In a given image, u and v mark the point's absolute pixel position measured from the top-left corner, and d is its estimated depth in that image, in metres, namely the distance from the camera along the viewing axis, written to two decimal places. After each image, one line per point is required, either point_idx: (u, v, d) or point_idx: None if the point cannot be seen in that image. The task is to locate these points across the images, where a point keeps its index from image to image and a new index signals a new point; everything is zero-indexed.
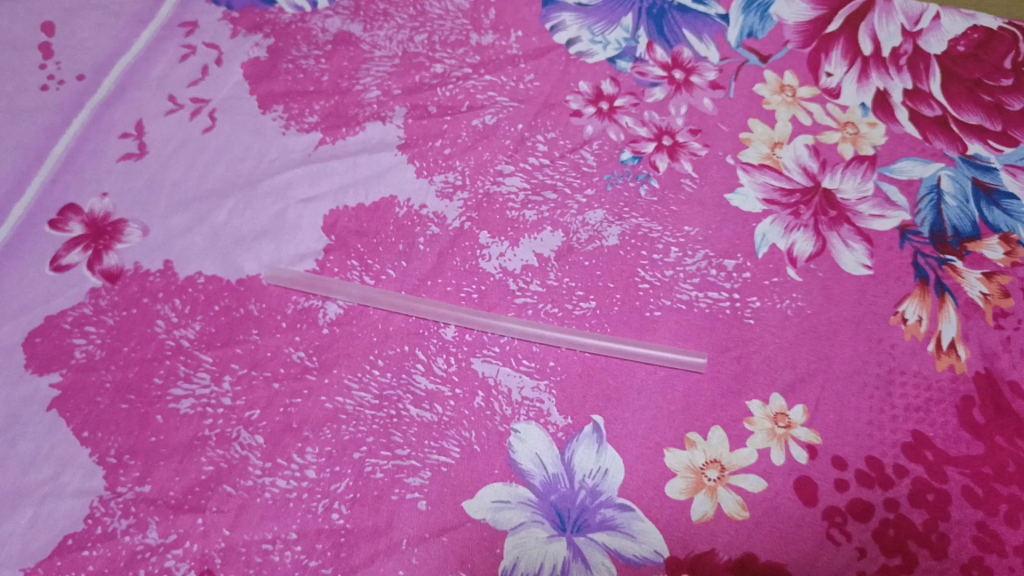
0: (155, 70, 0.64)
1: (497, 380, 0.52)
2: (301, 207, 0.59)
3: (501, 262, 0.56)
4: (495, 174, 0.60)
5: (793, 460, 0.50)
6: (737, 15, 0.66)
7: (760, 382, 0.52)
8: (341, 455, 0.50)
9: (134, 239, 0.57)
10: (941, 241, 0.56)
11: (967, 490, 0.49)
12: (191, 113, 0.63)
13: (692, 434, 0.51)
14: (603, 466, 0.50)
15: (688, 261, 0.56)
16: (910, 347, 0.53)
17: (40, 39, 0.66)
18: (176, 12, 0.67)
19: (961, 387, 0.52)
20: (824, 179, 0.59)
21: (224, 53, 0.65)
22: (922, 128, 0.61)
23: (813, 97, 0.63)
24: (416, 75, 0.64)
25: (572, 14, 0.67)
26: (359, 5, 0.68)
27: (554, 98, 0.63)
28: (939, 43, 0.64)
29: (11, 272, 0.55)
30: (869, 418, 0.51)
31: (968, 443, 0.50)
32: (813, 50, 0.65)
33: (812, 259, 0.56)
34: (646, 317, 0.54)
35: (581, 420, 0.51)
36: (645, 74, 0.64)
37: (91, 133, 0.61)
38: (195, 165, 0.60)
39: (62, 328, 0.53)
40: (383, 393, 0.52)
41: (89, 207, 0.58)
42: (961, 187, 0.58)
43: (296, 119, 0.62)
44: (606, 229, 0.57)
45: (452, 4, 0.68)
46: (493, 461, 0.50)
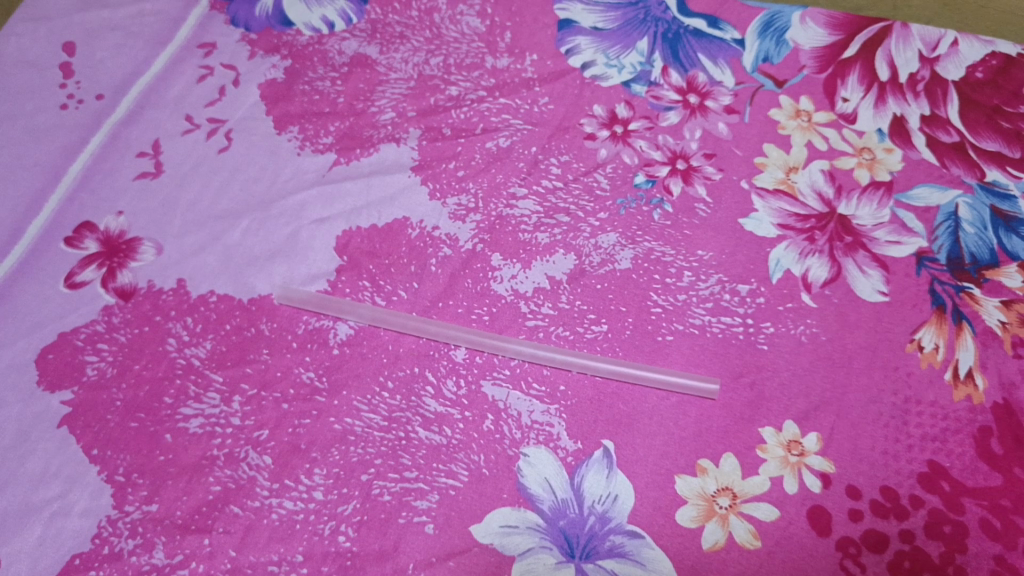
0: (173, 90, 0.65)
1: (507, 403, 0.52)
2: (314, 227, 0.59)
3: (513, 285, 0.56)
4: (508, 196, 0.60)
5: (806, 488, 0.49)
6: (753, 40, 0.66)
7: (773, 409, 0.51)
8: (349, 477, 0.49)
9: (148, 257, 0.57)
10: (958, 268, 0.56)
11: (985, 523, 0.48)
12: (208, 133, 0.63)
13: (703, 461, 0.50)
14: (613, 492, 0.49)
15: (701, 285, 0.55)
16: (926, 375, 0.52)
17: (61, 58, 0.67)
18: (194, 35, 0.68)
19: (978, 417, 0.51)
20: (840, 204, 0.59)
21: (241, 74, 0.66)
22: (939, 154, 0.61)
23: (829, 122, 0.62)
24: (431, 97, 0.65)
25: (586, 39, 0.67)
26: (376, 27, 0.68)
27: (567, 121, 0.63)
28: (957, 70, 0.64)
29: (26, 291, 0.56)
30: (884, 447, 0.50)
31: (985, 474, 0.49)
32: (829, 75, 0.65)
33: (827, 285, 0.55)
34: (657, 342, 0.54)
35: (591, 445, 0.50)
36: (659, 98, 0.64)
37: (108, 152, 0.62)
38: (210, 185, 0.61)
39: (74, 345, 0.54)
40: (392, 415, 0.51)
41: (104, 225, 0.59)
42: (979, 214, 0.58)
43: (311, 140, 0.63)
44: (618, 252, 0.57)
45: (468, 27, 0.68)
46: (502, 485, 0.49)
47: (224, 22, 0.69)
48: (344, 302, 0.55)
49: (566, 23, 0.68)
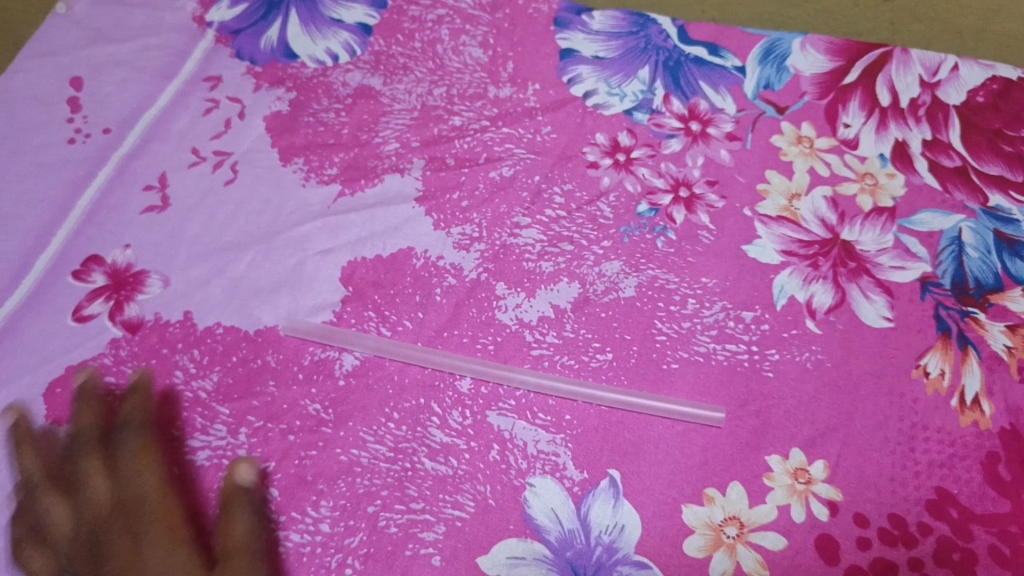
0: (180, 123, 0.66)
1: (513, 433, 0.52)
2: (319, 258, 0.59)
3: (518, 313, 0.56)
4: (512, 226, 0.60)
5: (814, 517, 0.49)
6: (754, 67, 0.67)
7: (779, 437, 0.51)
8: (356, 508, 0.49)
9: (154, 290, 0.58)
10: (963, 293, 0.56)
11: (994, 550, 0.47)
12: (214, 165, 0.64)
13: (710, 490, 0.50)
14: (620, 522, 0.49)
15: (706, 312, 0.56)
16: (933, 401, 0.52)
17: (68, 93, 0.67)
18: (200, 68, 0.69)
19: (986, 443, 0.51)
20: (842, 230, 0.59)
21: (247, 107, 0.67)
22: (941, 178, 0.61)
23: (830, 148, 0.63)
24: (434, 127, 0.65)
25: (588, 68, 0.68)
26: (380, 59, 0.69)
27: (570, 150, 0.63)
28: (958, 94, 0.64)
29: (33, 324, 0.56)
30: (891, 474, 0.50)
31: (994, 500, 0.49)
32: (830, 101, 0.65)
33: (832, 311, 0.55)
34: (662, 370, 0.54)
35: (597, 475, 0.50)
36: (661, 125, 0.65)
37: (115, 185, 0.62)
38: (216, 217, 0.61)
39: (81, 379, 0.54)
40: (397, 446, 0.51)
41: (111, 258, 0.59)
42: (982, 238, 0.58)
43: (316, 172, 0.63)
44: (622, 280, 0.57)
45: (470, 57, 0.69)
46: (509, 516, 0.49)
47: (229, 55, 0.69)
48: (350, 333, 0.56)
49: (567, 53, 0.69)
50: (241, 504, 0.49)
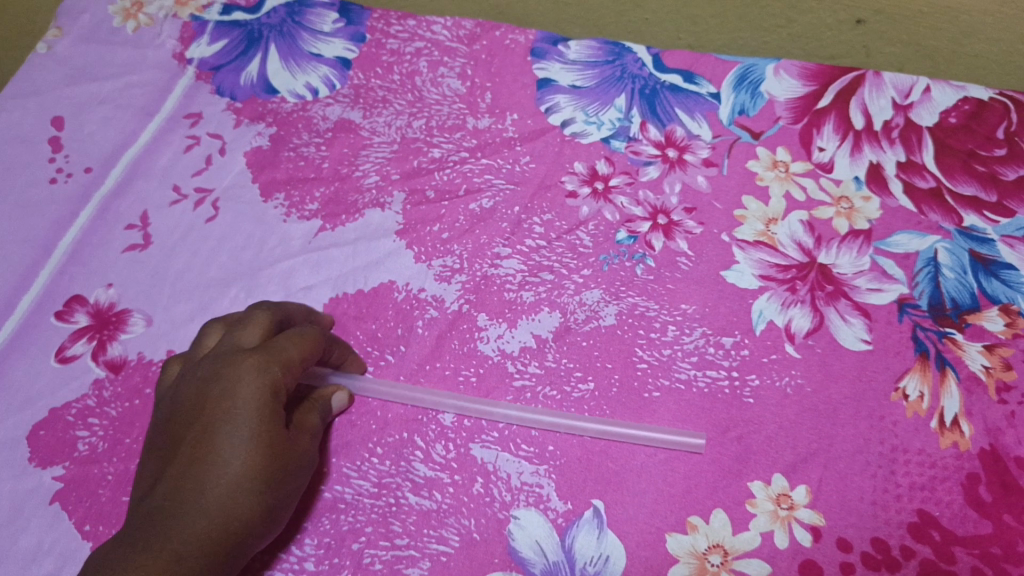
0: (161, 161, 0.66)
1: (496, 465, 0.52)
2: (301, 295, 0.59)
3: (499, 344, 0.57)
4: (492, 256, 0.60)
5: (797, 542, 0.49)
6: (729, 93, 0.68)
7: (761, 462, 0.51)
8: (341, 546, 0.49)
9: (137, 329, 0.58)
10: (940, 314, 0.56)
11: (976, 571, 0.48)
12: (195, 202, 0.64)
13: (693, 518, 0.50)
14: (604, 553, 0.49)
15: (686, 339, 0.56)
16: (912, 424, 0.52)
17: (50, 133, 0.68)
18: (181, 105, 0.69)
19: (965, 464, 0.51)
20: (820, 253, 0.59)
21: (227, 143, 0.67)
22: (916, 200, 0.61)
23: (806, 172, 0.63)
24: (414, 159, 0.66)
25: (566, 97, 0.69)
26: (359, 92, 0.69)
27: (549, 179, 0.64)
28: (931, 116, 0.65)
29: (17, 367, 0.57)
30: (872, 497, 0.50)
31: (975, 522, 0.49)
32: (805, 126, 0.66)
33: (811, 335, 0.56)
34: (644, 398, 0.54)
35: (581, 505, 0.51)
36: (638, 152, 0.65)
37: (97, 225, 0.63)
38: (198, 254, 0.61)
39: (65, 420, 0.54)
40: (381, 481, 0.52)
41: (94, 298, 0.59)
42: (958, 258, 0.58)
43: (297, 207, 0.63)
44: (603, 308, 0.58)
45: (449, 89, 0.70)
46: (493, 550, 0.49)
47: (209, 92, 0.70)
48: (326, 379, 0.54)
49: (545, 82, 0.70)
50: (319, 407, 0.50)
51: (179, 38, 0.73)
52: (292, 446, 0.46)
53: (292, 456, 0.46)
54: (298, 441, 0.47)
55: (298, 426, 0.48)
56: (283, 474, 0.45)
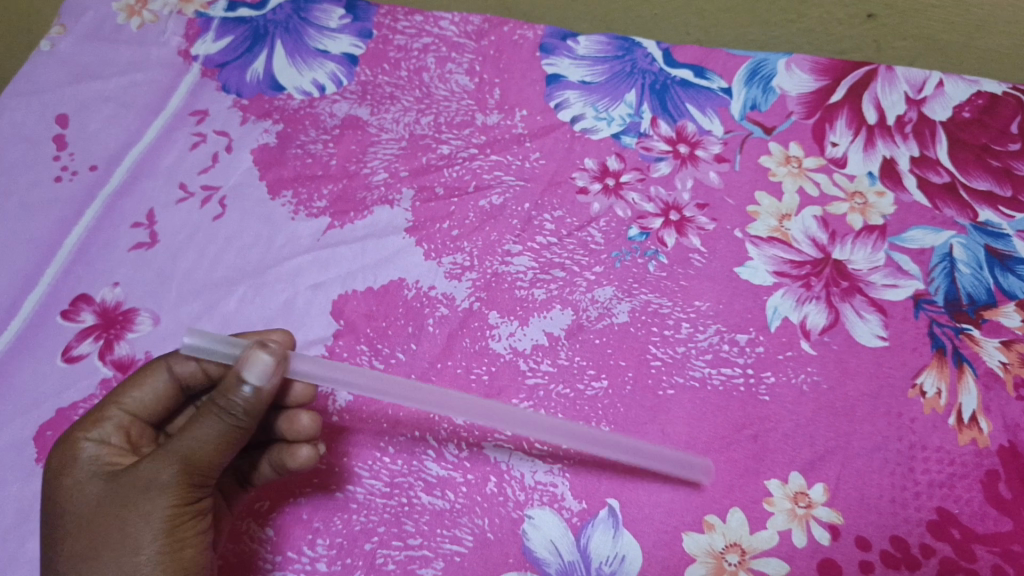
0: (167, 159, 0.65)
1: (510, 465, 0.51)
2: (310, 293, 0.59)
3: (511, 342, 0.56)
4: (503, 254, 0.60)
5: (815, 541, 0.48)
6: (740, 88, 0.67)
7: (778, 461, 0.51)
8: (353, 546, 0.49)
9: (145, 328, 0.57)
10: (956, 310, 0.56)
11: (998, 569, 0.47)
12: (202, 200, 0.63)
13: (710, 517, 0.49)
14: (620, 552, 0.48)
15: (700, 337, 0.55)
16: (930, 420, 0.52)
17: (54, 131, 0.67)
18: (187, 102, 0.69)
19: (985, 461, 0.50)
20: (834, 249, 0.59)
21: (234, 141, 0.66)
22: (930, 195, 0.61)
23: (819, 167, 0.63)
24: (423, 156, 0.65)
25: (575, 93, 0.68)
26: (366, 89, 0.69)
27: (559, 176, 0.63)
28: (944, 110, 0.65)
29: (24, 367, 0.56)
30: (891, 495, 0.49)
31: (995, 519, 0.48)
32: (817, 120, 0.65)
33: (826, 332, 0.55)
34: (659, 396, 0.53)
35: (596, 504, 0.50)
36: (649, 148, 0.65)
37: (103, 224, 0.62)
38: (205, 252, 0.61)
39: (73, 421, 0.53)
40: (393, 481, 0.51)
41: (100, 296, 0.59)
42: (974, 254, 0.58)
43: (305, 205, 0.63)
44: (615, 306, 0.57)
45: (457, 85, 0.69)
46: (507, 550, 0.49)
47: (215, 89, 0.69)
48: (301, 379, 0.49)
49: (554, 78, 0.69)
50: (217, 403, 0.42)
51: (184, 35, 0.73)
52: (132, 503, 0.43)
53: (126, 518, 0.43)
54: (149, 481, 0.43)
55: (145, 468, 0.43)
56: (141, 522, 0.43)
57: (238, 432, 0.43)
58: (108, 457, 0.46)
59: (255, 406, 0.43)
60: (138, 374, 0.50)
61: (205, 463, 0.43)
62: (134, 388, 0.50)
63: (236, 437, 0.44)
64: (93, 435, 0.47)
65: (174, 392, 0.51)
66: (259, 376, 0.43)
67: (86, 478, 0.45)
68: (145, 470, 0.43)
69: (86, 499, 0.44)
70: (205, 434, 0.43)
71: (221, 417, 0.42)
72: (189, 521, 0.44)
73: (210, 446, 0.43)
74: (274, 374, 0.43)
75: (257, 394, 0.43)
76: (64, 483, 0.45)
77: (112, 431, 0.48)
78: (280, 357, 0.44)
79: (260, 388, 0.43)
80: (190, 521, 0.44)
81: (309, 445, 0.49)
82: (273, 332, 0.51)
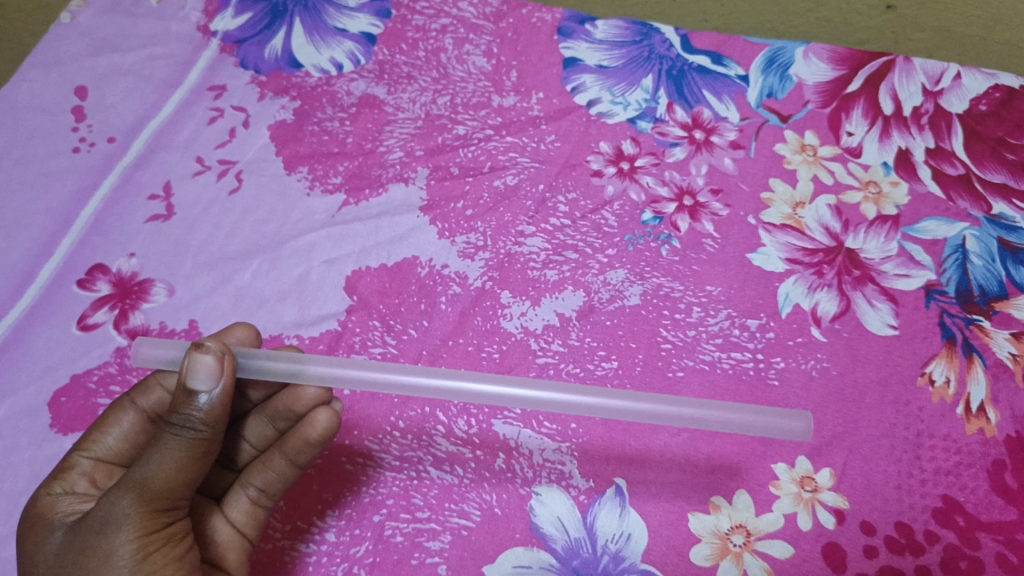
0: (184, 133, 0.66)
1: (519, 442, 0.52)
2: (324, 268, 0.59)
3: (523, 322, 0.56)
4: (517, 234, 0.60)
5: (820, 525, 0.48)
6: (757, 76, 0.68)
7: (785, 445, 0.51)
8: (362, 518, 0.49)
9: (160, 298, 0.58)
10: (967, 300, 0.56)
11: (1002, 558, 0.47)
12: (219, 175, 0.64)
13: (717, 498, 0.50)
14: (626, 530, 0.49)
15: (711, 321, 0.55)
16: (938, 409, 0.52)
17: (73, 102, 0.68)
18: (205, 77, 0.69)
19: (992, 450, 0.51)
20: (847, 238, 0.59)
21: (251, 116, 0.67)
22: (945, 186, 0.61)
23: (834, 156, 0.63)
24: (439, 136, 0.65)
25: (592, 76, 0.68)
26: (384, 68, 0.69)
27: (574, 159, 0.64)
28: (961, 102, 0.66)
29: (38, 334, 0.56)
30: (897, 482, 0.50)
31: (1001, 508, 0.49)
32: (833, 109, 0.66)
33: (837, 319, 0.55)
34: (668, 378, 0.53)
35: (603, 483, 0.50)
36: (665, 134, 0.65)
37: (120, 195, 0.63)
38: (220, 226, 0.61)
39: (87, 388, 0.54)
40: (403, 455, 0.51)
41: (116, 267, 0.59)
42: (987, 246, 0.58)
43: (321, 181, 0.63)
44: (627, 288, 0.57)
45: (474, 66, 0.69)
46: (514, 525, 0.49)
47: (234, 65, 0.70)
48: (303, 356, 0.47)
49: (571, 62, 0.69)
50: (171, 424, 0.40)
51: (203, 11, 0.73)
52: (90, 546, 0.39)
53: (84, 565, 0.39)
54: (105, 518, 0.40)
55: (102, 506, 0.40)
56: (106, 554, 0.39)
57: (197, 444, 0.41)
58: (72, 506, 0.44)
59: (214, 413, 0.41)
60: (103, 417, 0.49)
61: (164, 486, 0.40)
62: (100, 431, 0.48)
63: (199, 448, 0.41)
64: (57, 487, 0.45)
65: (145, 431, 0.50)
66: (206, 380, 0.41)
67: (52, 530, 0.42)
68: (102, 508, 0.40)
69: (50, 553, 0.41)
70: (164, 457, 0.40)
71: (177, 434, 0.40)
72: (158, 552, 0.41)
73: (166, 467, 0.40)
74: (221, 373, 0.41)
75: (211, 398, 0.41)
76: (29, 537, 0.43)
77: (77, 480, 0.46)
78: (223, 353, 0.42)
79: (212, 392, 0.41)
80: (161, 549, 0.41)
81: (326, 412, 0.49)
82: (234, 328, 0.49)
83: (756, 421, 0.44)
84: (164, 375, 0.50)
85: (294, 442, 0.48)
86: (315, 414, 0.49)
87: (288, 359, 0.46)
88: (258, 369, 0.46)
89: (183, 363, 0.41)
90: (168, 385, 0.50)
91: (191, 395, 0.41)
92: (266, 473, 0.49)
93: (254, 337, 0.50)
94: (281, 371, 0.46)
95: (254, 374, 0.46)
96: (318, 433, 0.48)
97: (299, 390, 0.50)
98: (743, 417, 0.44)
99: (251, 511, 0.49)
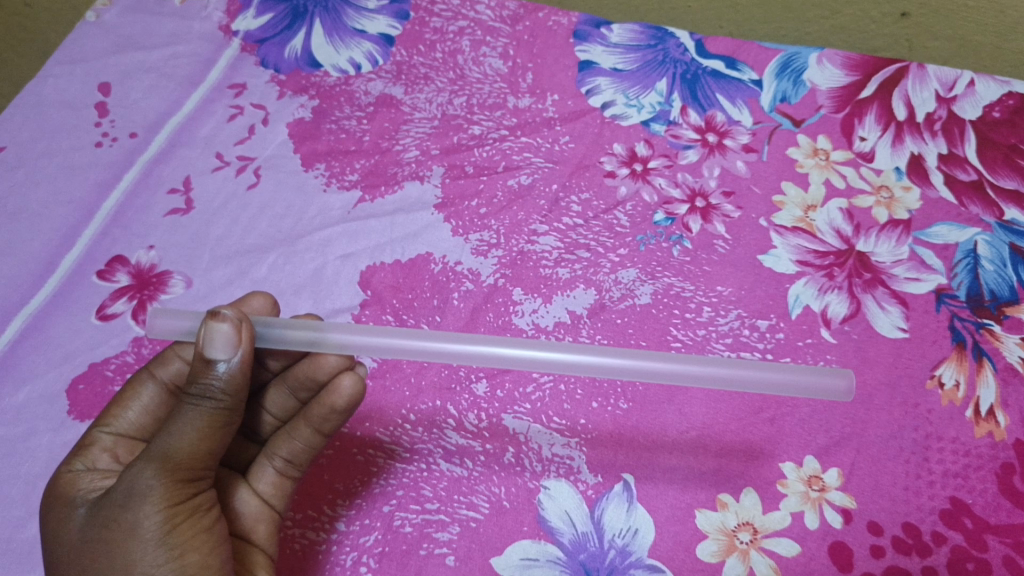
0: (204, 130, 0.67)
1: (528, 436, 0.52)
2: (339, 263, 0.60)
3: (534, 319, 0.57)
4: (529, 233, 0.61)
5: (827, 524, 0.49)
6: (771, 81, 0.69)
7: (793, 444, 0.51)
8: (371, 507, 0.50)
9: (177, 290, 0.59)
10: (978, 305, 0.56)
11: (1009, 559, 0.47)
12: (237, 170, 0.65)
13: (724, 495, 0.50)
14: (633, 526, 0.49)
15: (721, 320, 0.56)
16: (947, 412, 0.52)
17: (96, 98, 0.69)
18: (226, 75, 0.70)
19: (1001, 454, 0.51)
20: (858, 241, 0.59)
21: (271, 114, 0.68)
22: (957, 192, 0.62)
23: (847, 161, 0.64)
24: (454, 136, 0.66)
25: (607, 80, 0.69)
26: (402, 69, 0.70)
27: (588, 160, 0.64)
28: (974, 109, 0.66)
29: (57, 323, 0.57)
30: (905, 483, 0.50)
31: (1008, 511, 0.49)
32: (846, 115, 0.66)
33: (847, 321, 0.56)
34: None
35: (612, 479, 0.51)
36: (679, 136, 0.66)
37: (140, 190, 0.64)
38: (238, 221, 0.62)
39: (104, 376, 0.55)
40: (414, 447, 0.52)
41: (135, 258, 0.60)
42: (998, 252, 0.59)
43: (337, 178, 0.64)
44: (638, 288, 0.58)
45: (490, 68, 0.70)
46: (523, 518, 0.49)
47: (254, 64, 0.71)
48: (321, 323, 0.47)
49: (587, 64, 0.70)
50: (190, 393, 0.41)
51: (225, 10, 0.74)
52: (116, 519, 0.40)
53: (112, 537, 0.40)
54: (130, 491, 0.40)
55: (125, 480, 0.40)
56: (133, 526, 0.40)
57: (218, 415, 0.41)
58: (94, 482, 0.44)
59: (233, 381, 0.41)
60: (123, 392, 0.50)
61: (185, 457, 0.40)
62: (120, 406, 0.49)
63: (219, 420, 0.41)
64: (79, 463, 0.46)
65: (165, 404, 0.51)
66: (224, 349, 0.41)
67: (75, 507, 0.43)
68: (126, 481, 0.40)
69: (76, 528, 0.42)
70: (185, 428, 0.40)
71: (196, 404, 0.40)
72: (184, 523, 0.41)
73: (187, 438, 0.40)
74: (239, 342, 0.41)
75: (230, 366, 0.41)
76: (53, 512, 0.43)
77: (98, 456, 0.47)
78: (240, 321, 0.42)
79: (231, 360, 0.41)
80: (188, 520, 0.41)
81: (353, 375, 0.49)
82: (251, 298, 0.50)
83: (792, 379, 0.43)
84: (182, 347, 0.51)
85: (321, 411, 0.48)
86: (340, 380, 0.49)
87: (307, 327, 0.46)
88: (278, 338, 0.46)
89: (201, 333, 0.42)
90: (186, 356, 0.51)
91: (210, 365, 0.41)
92: (291, 445, 0.50)
93: (271, 306, 0.51)
94: (300, 340, 0.46)
95: (273, 342, 0.46)
96: (343, 400, 0.49)
97: (319, 358, 0.50)
98: (782, 374, 0.43)
99: (279, 483, 0.50)
